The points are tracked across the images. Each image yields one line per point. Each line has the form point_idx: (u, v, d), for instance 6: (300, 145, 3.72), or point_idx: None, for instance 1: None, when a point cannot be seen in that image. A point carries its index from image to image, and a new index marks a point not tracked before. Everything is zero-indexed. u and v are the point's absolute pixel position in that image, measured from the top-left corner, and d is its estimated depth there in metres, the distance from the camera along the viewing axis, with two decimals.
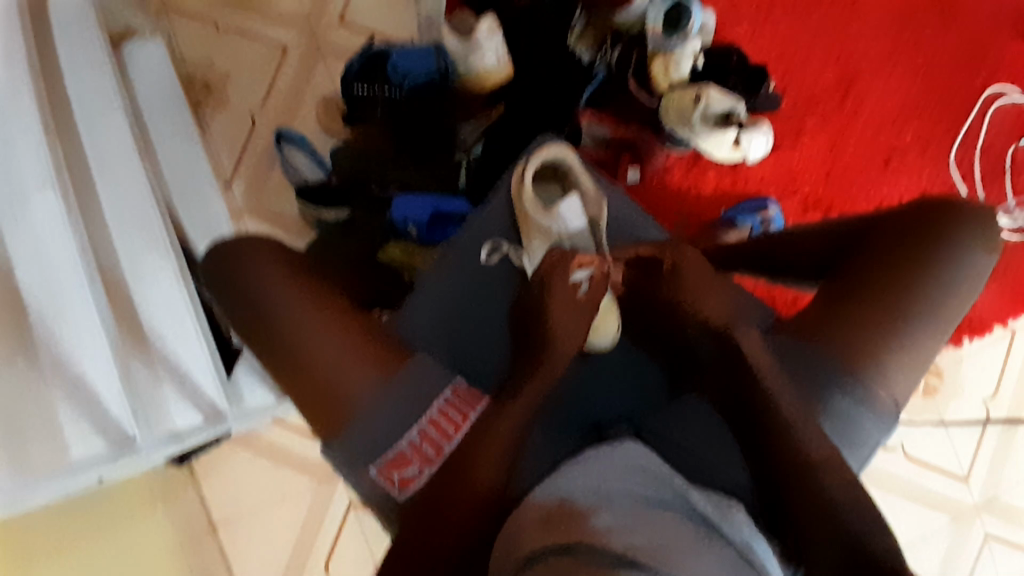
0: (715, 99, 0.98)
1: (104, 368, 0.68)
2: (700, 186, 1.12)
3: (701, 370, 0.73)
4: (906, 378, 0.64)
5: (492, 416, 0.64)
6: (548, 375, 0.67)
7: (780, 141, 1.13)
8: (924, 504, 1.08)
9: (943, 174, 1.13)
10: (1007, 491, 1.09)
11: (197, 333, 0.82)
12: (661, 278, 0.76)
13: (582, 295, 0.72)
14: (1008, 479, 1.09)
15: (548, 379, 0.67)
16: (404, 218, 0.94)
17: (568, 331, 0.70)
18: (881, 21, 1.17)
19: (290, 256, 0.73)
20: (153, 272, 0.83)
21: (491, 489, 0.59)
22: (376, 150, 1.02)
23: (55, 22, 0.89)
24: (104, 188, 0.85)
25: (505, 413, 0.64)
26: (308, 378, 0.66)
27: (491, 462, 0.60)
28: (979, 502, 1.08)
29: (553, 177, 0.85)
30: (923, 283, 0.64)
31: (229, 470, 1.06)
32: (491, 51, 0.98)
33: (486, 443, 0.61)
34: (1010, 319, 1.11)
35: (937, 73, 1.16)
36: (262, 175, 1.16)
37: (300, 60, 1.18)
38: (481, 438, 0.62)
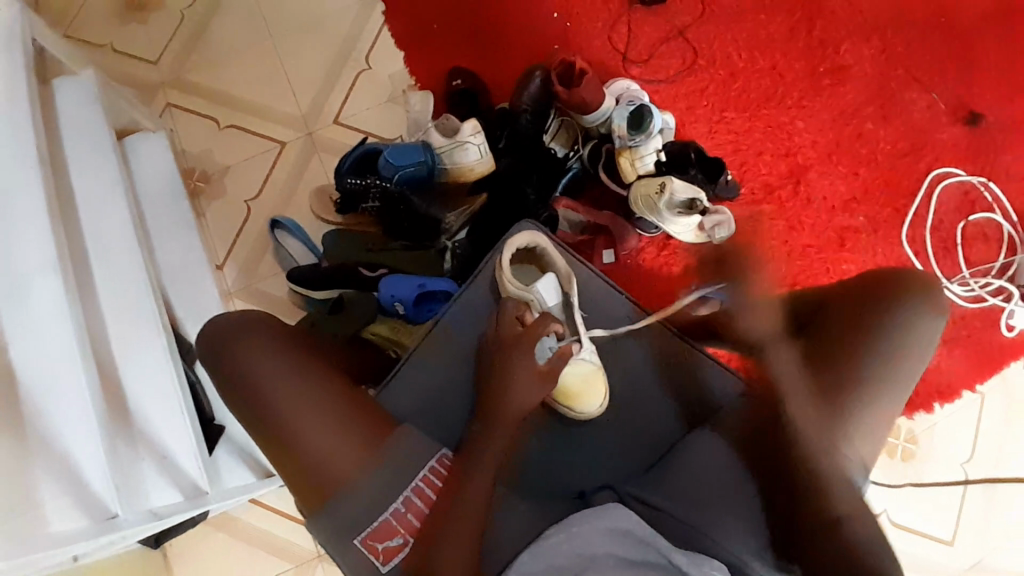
0: (679, 189, 1.07)
1: (90, 443, 0.67)
2: (672, 266, 1.19)
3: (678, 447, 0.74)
4: (870, 440, 0.68)
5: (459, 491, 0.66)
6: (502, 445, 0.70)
7: (742, 224, 1.23)
8: (908, 568, 1.10)
9: (896, 251, 1.24)
10: (990, 552, 1.11)
11: (182, 412, 0.83)
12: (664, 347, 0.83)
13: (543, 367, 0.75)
14: (991, 541, 1.11)
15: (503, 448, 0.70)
16: (392, 297, 1.00)
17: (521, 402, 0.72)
18: (826, 117, 1.30)
19: (277, 336, 0.73)
20: (144, 352, 0.85)
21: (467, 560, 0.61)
22: (367, 236, 1.12)
23: (68, 125, 0.96)
24: (102, 272, 0.89)
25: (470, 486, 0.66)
26: (297, 457, 0.68)
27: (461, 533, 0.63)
28: (965, 566, 1.10)
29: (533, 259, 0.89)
30: (878, 351, 0.68)
31: (206, 554, 1.06)
32: (473, 147, 1.08)
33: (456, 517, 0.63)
34: (976, 383, 1.16)
35: (881, 161, 1.28)
36: (254, 259, 1.22)
37: (298, 153, 1.27)
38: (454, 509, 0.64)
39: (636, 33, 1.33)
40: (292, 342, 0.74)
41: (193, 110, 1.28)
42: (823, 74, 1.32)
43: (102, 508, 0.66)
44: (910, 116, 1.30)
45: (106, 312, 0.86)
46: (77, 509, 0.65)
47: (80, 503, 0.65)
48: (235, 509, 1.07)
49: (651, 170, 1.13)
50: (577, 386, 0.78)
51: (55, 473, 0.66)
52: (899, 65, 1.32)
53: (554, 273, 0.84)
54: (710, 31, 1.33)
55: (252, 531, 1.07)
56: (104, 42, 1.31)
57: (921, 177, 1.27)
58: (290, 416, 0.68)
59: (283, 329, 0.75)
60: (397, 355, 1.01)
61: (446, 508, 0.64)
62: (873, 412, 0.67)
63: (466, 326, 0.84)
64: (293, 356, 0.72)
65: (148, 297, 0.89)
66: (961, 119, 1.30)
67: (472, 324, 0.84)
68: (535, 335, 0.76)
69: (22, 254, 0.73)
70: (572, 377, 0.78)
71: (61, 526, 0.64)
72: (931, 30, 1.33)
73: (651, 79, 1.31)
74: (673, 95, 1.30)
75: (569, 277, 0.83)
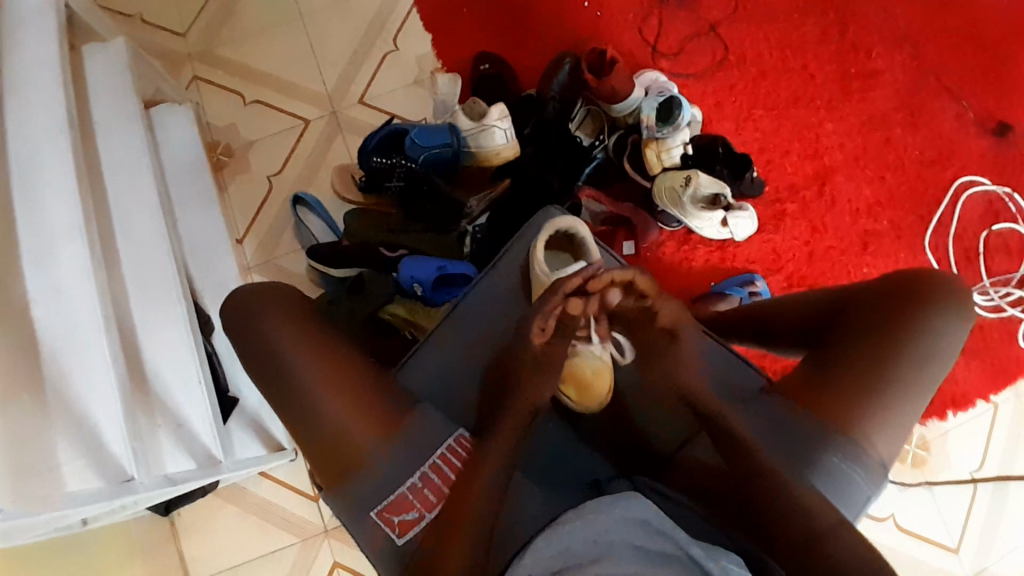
0: (704, 182, 1.06)
1: (110, 406, 0.69)
2: (692, 261, 1.18)
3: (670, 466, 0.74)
4: (891, 440, 0.66)
5: (476, 470, 0.66)
6: (520, 420, 0.71)
7: (764, 223, 1.22)
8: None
9: (919, 258, 1.22)
10: (996, 565, 1.09)
11: (200, 381, 0.83)
12: (660, 344, 0.75)
13: (544, 347, 0.73)
14: (999, 554, 1.09)
15: (520, 424, 0.71)
16: (411, 278, 1.00)
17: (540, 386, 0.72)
18: (855, 119, 1.28)
19: (301, 310, 0.74)
20: (163, 319, 0.86)
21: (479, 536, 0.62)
22: (386, 217, 1.12)
23: (96, 89, 0.96)
24: (123, 239, 0.89)
25: (485, 467, 0.66)
26: (314, 431, 0.68)
27: (469, 512, 0.63)
28: None
29: (567, 246, 0.88)
30: (901, 350, 0.67)
31: (216, 523, 1.07)
32: (500, 130, 1.08)
33: (467, 498, 0.64)
34: (992, 395, 1.15)
35: (909, 167, 1.26)
36: (273, 235, 1.22)
37: (321, 131, 1.27)
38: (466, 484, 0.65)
39: (666, 26, 1.31)
40: (311, 315, 0.74)
41: (219, 84, 1.29)
42: (853, 76, 1.29)
43: (119, 470, 0.67)
44: (939, 123, 1.27)
45: (128, 279, 0.87)
46: (95, 470, 0.66)
47: (97, 464, 0.66)
48: (245, 480, 1.08)
49: (677, 163, 1.12)
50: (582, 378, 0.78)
51: (74, 435, 0.66)
52: (931, 70, 1.29)
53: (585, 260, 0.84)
54: (742, 27, 1.31)
55: (260, 503, 1.08)
56: (135, 13, 1.32)
57: (947, 184, 1.25)
58: (304, 388, 0.69)
59: (305, 303, 0.75)
60: (413, 336, 1.05)
61: (465, 482, 0.65)
62: (895, 411, 0.66)
63: (490, 310, 0.84)
64: (311, 330, 0.72)
65: (169, 267, 0.89)
66: (992, 128, 1.27)
67: (495, 309, 0.84)
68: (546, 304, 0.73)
69: (50, 215, 0.73)
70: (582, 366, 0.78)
71: (76, 485, 0.64)
72: (965, 37, 1.30)
73: (679, 73, 1.29)
74: (700, 90, 1.28)
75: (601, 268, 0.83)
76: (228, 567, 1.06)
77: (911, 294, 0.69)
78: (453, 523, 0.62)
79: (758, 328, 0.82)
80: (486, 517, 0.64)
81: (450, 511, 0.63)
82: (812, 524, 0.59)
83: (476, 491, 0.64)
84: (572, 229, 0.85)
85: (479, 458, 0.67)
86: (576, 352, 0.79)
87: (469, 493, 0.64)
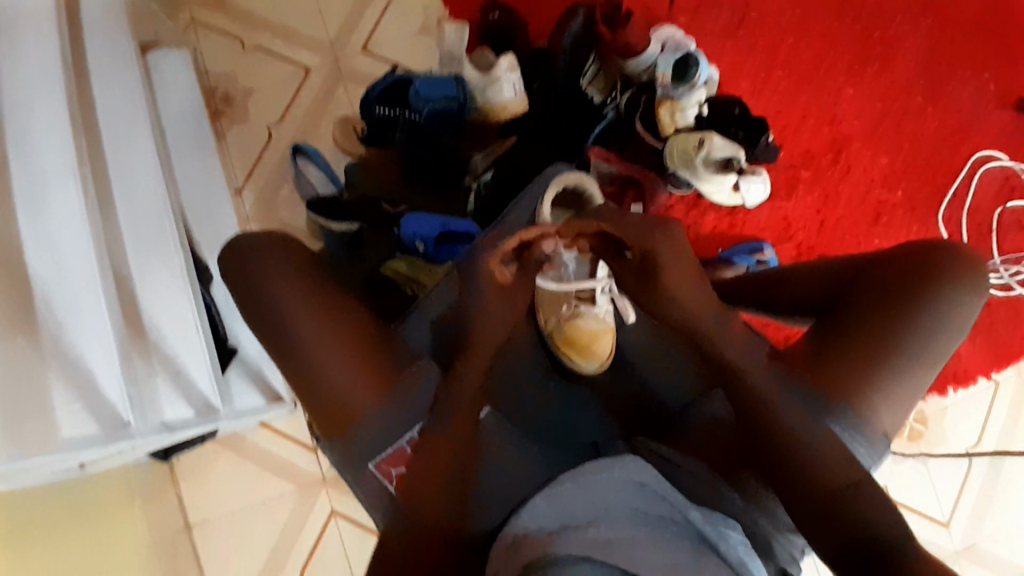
0: (717, 146, 1.02)
1: (104, 352, 0.67)
2: (700, 226, 1.16)
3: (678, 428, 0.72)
4: (894, 411, 0.65)
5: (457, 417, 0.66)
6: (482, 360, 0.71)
7: (776, 190, 1.18)
8: None
9: (931, 231, 1.19)
10: (987, 540, 1.10)
11: (198, 330, 0.82)
12: (638, 275, 0.71)
13: (503, 282, 0.71)
14: (991, 529, 1.10)
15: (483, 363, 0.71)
16: (413, 234, 0.97)
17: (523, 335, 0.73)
18: (876, 87, 1.23)
19: (300, 260, 0.72)
20: (158, 266, 0.84)
21: None
22: (385, 173, 1.09)
23: (89, 24, 0.92)
24: (118, 185, 0.86)
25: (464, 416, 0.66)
26: (311, 382, 0.67)
27: (444, 475, 0.62)
28: (960, 549, 1.09)
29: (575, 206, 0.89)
30: (913, 322, 0.66)
31: (213, 470, 1.08)
32: (508, 85, 1.04)
33: (449, 445, 0.64)
34: (993, 371, 1.14)
35: (926, 139, 1.21)
36: (273, 186, 1.19)
37: (322, 81, 1.22)
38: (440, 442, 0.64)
39: None
40: (312, 269, 0.72)
41: (217, 27, 1.23)
42: (878, 41, 1.24)
43: (113, 417, 0.66)
44: (962, 94, 1.22)
45: (124, 226, 0.84)
46: (89, 415, 0.65)
47: (93, 409, 0.66)
48: (244, 429, 1.09)
49: (690, 124, 1.08)
50: (587, 338, 0.78)
51: (68, 378, 0.66)
52: (959, 38, 1.24)
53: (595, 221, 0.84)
54: None
55: (259, 452, 1.09)
56: None
57: (964, 158, 1.21)
58: (303, 342, 0.67)
59: (305, 254, 0.73)
60: (414, 292, 1.02)
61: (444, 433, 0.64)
62: (898, 384, 0.65)
63: None
64: (312, 283, 0.70)
65: (166, 215, 0.87)
66: (1015, 101, 1.22)
67: None
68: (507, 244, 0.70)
69: (41, 155, 0.71)
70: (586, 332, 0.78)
71: (73, 432, 0.64)
72: (993, 4, 1.25)
73: (697, 29, 1.23)
74: (719, 48, 1.23)
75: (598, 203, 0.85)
76: (226, 513, 1.07)
77: (928, 267, 0.68)
78: (423, 491, 0.61)
79: (766, 297, 0.81)
80: (459, 470, 0.64)
81: (419, 470, 0.62)
82: (822, 482, 0.58)
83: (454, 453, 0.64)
84: (581, 185, 0.85)
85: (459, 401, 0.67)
86: (579, 313, 0.78)
87: (444, 455, 0.63)
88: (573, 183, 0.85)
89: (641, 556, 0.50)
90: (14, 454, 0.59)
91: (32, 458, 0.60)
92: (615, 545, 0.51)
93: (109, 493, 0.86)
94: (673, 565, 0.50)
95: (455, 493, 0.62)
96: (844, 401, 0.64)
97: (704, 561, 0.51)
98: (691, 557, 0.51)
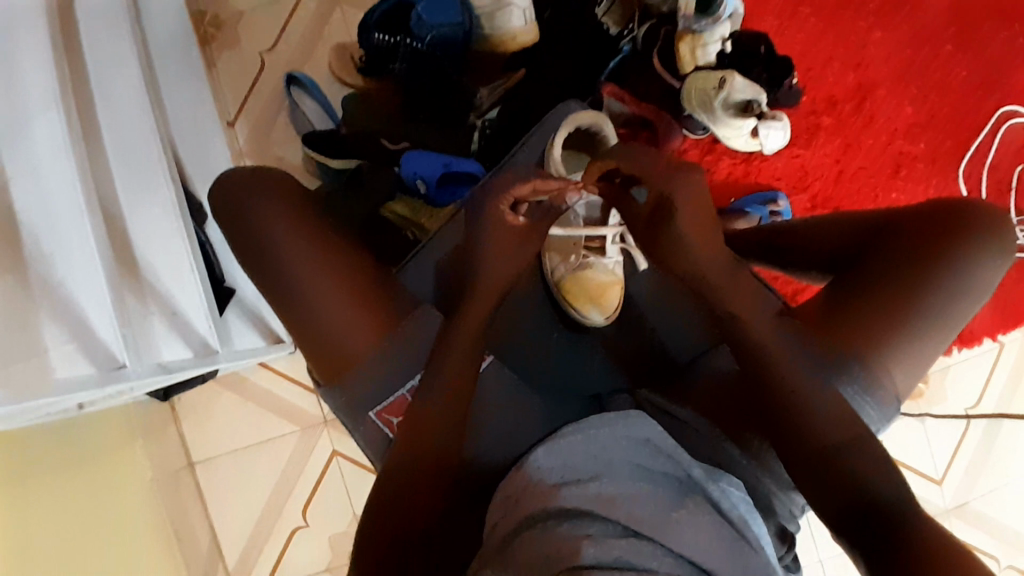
0: (738, 88, 0.96)
1: (97, 292, 0.65)
2: (713, 172, 1.11)
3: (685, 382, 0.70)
4: (909, 373, 0.64)
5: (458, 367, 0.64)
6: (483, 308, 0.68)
7: (796, 137, 1.13)
8: None
9: (949, 187, 1.13)
10: (978, 499, 1.11)
11: (193, 271, 0.79)
12: (653, 218, 0.70)
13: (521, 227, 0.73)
14: (982, 487, 1.12)
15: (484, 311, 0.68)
16: (414, 174, 0.93)
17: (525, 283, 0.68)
18: (909, 28, 1.15)
19: (294, 201, 0.69)
20: (150, 203, 0.80)
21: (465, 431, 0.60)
22: (383, 107, 1.02)
23: None
24: (103, 114, 0.81)
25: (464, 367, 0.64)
26: (309, 328, 0.65)
27: (439, 424, 0.60)
28: (950, 506, 1.11)
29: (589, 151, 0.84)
30: (933, 284, 0.63)
31: (214, 409, 1.09)
32: (518, 11, 0.97)
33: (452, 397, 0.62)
34: (1000, 333, 1.13)
35: (954, 90, 1.14)
36: (267, 120, 1.13)
37: (317, 5, 1.14)
38: (432, 397, 0.61)
39: None
40: (312, 210, 0.69)
41: None
42: None
43: (108, 357, 0.64)
44: (998, 39, 1.15)
45: (112, 159, 0.80)
46: (83, 356, 0.62)
47: (85, 349, 0.63)
48: (243, 369, 1.09)
49: (711, 62, 1.01)
50: (597, 287, 0.79)
51: (61, 318, 0.63)
52: None
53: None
54: None
55: (260, 393, 1.09)
56: None
57: (991, 112, 1.14)
58: (304, 282, 0.65)
59: (301, 194, 0.70)
60: (415, 237, 0.98)
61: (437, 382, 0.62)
62: (913, 347, 0.63)
63: None
64: (312, 224, 0.68)
65: (155, 149, 0.82)
66: None
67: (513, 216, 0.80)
68: (523, 194, 0.73)
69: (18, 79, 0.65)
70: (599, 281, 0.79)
71: (66, 374, 0.61)
72: None
73: None
74: None
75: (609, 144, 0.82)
76: (229, 450, 1.09)
77: (954, 228, 0.65)
78: (415, 445, 0.58)
79: (779, 252, 0.78)
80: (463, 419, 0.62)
81: (415, 419, 0.60)
82: (821, 436, 0.57)
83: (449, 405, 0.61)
84: (595, 126, 0.81)
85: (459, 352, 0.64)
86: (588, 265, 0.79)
87: (439, 407, 0.61)
88: (587, 124, 0.81)
89: (647, 516, 0.50)
90: (12, 397, 0.56)
91: (29, 400, 0.56)
92: (617, 501, 0.51)
93: (101, 435, 0.86)
94: (674, 522, 0.50)
95: (452, 445, 0.60)
96: (855, 363, 0.62)
97: (708, 518, 0.51)
98: (694, 514, 0.51)
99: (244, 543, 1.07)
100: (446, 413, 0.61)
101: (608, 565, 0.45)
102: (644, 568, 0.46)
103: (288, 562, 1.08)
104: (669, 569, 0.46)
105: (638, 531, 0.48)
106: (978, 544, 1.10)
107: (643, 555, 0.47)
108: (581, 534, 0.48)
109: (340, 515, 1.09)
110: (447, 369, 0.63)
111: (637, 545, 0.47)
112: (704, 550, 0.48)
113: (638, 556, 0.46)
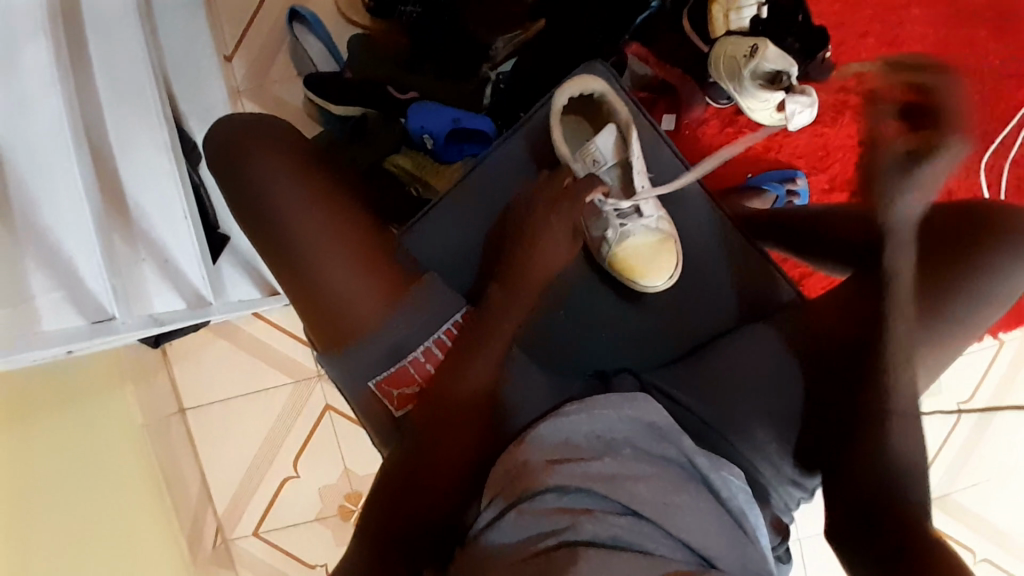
0: (770, 58, 0.88)
1: (84, 239, 0.61)
2: (732, 147, 1.07)
3: (691, 365, 0.69)
4: (923, 375, 0.63)
5: (463, 360, 0.60)
6: (524, 291, 0.65)
7: (822, 112, 1.08)
8: None
9: (971, 179, 1.08)
10: (959, 491, 1.14)
11: (185, 217, 0.76)
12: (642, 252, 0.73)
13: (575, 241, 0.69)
14: (964, 481, 1.14)
15: (525, 293, 0.65)
16: (421, 127, 0.88)
17: (549, 259, 0.66)
18: (945, 9, 1.09)
19: (300, 155, 0.65)
20: (144, 144, 0.76)
21: (475, 393, 0.60)
22: (394, 53, 0.97)
23: None
24: (95, 42, 0.75)
25: (477, 351, 0.61)
26: (314, 291, 0.62)
27: (466, 396, 0.59)
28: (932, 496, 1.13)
29: (590, 113, 0.79)
30: (972, 292, 0.62)
31: (205, 356, 1.08)
32: None
33: (465, 369, 0.60)
34: (1001, 331, 1.12)
35: (986, 78, 1.09)
36: (267, 56, 1.06)
37: None
38: (459, 377, 0.60)
39: None
40: (318, 164, 0.66)
41: None
42: None
43: (98, 308, 0.60)
44: None
45: (103, 94, 0.74)
46: (71, 305, 0.60)
47: (76, 301, 0.60)
48: (237, 319, 1.08)
49: (746, 27, 0.95)
50: (647, 253, 0.73)
51: (47, 264, 0.60)
52: None
53: (616, 125, 0.75)
54: None
55: (255, 343, 1.08)
56: None
57: None
58: (310, 241, 0.62)
59: (305, 148, 0.67)
60: (419, 194, 0.93)
61: (459, 365, 0.60)
62: (943, 355, 0.63)
63: (522, 176, 0.75)
64: (320, 180, 0.64)
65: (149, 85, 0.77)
66: None
67: (523, 178, 0.75)
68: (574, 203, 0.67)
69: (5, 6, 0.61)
70: (640, 247, 0.73)
71: (54, 326, 0.58)
72: None
73: None
74: None
75: (628, 124, 0.75)
76: (222, 398, 1.08)
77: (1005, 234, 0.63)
78: (430, 406, 0.59)
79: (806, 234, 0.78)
80: (484, 393, 0.60)
81: (443, 394, 0.60)
82: None
83: (478, 374, 0.60)
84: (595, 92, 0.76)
85: (494, 329, 0.62)
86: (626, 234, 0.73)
87: (477, 382, 0.60)
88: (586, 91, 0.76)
89: (654, 500, 0.48)
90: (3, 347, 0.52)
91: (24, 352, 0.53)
92: (620, 482, 0.49)
93: (87, 379, 0.84)
94: (672, 505, 0.48)
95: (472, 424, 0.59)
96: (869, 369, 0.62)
97: (705, 504, 0.50)
98: (692, 498, 0.50)
99: (235, 488, 1.08)
100: (480, 390, 0.60)
101: (607, 542, 0.44)
102: (644, 549, 0.45)
103: (278, 510, 1.09)
104: (667, 552, 0.45)
105: (639, 512, 0.47)
106: (955, 535, 1.13)
107: (642, 535, 0.45)
108: (580, 510, 0.47)
109: (332, 468, 1.09)
110: (484, 347, 0.61)
111: (636, 525, 0.46)
112: (703, 535, 0.47)
113: (636, 536, 0.45)
